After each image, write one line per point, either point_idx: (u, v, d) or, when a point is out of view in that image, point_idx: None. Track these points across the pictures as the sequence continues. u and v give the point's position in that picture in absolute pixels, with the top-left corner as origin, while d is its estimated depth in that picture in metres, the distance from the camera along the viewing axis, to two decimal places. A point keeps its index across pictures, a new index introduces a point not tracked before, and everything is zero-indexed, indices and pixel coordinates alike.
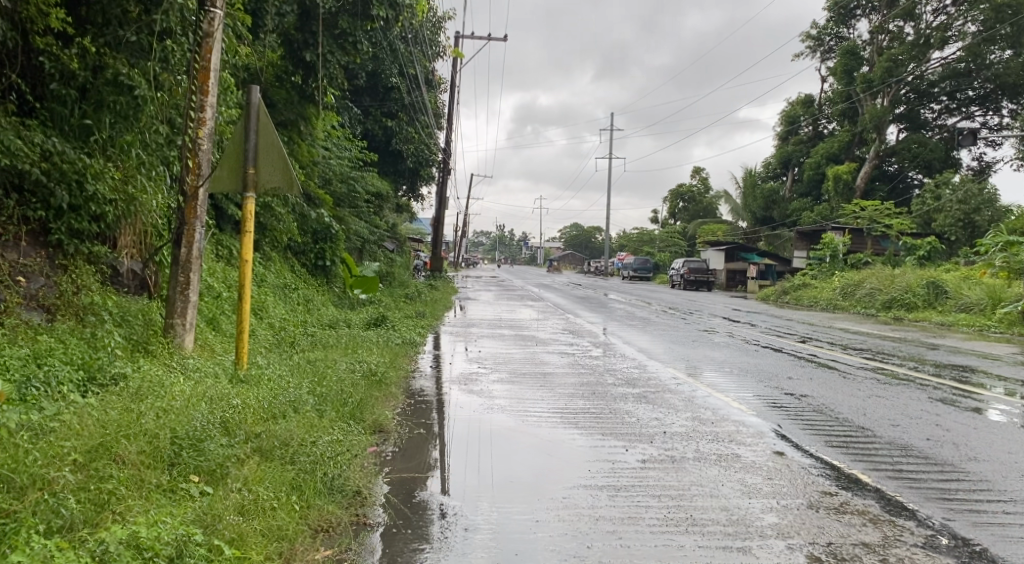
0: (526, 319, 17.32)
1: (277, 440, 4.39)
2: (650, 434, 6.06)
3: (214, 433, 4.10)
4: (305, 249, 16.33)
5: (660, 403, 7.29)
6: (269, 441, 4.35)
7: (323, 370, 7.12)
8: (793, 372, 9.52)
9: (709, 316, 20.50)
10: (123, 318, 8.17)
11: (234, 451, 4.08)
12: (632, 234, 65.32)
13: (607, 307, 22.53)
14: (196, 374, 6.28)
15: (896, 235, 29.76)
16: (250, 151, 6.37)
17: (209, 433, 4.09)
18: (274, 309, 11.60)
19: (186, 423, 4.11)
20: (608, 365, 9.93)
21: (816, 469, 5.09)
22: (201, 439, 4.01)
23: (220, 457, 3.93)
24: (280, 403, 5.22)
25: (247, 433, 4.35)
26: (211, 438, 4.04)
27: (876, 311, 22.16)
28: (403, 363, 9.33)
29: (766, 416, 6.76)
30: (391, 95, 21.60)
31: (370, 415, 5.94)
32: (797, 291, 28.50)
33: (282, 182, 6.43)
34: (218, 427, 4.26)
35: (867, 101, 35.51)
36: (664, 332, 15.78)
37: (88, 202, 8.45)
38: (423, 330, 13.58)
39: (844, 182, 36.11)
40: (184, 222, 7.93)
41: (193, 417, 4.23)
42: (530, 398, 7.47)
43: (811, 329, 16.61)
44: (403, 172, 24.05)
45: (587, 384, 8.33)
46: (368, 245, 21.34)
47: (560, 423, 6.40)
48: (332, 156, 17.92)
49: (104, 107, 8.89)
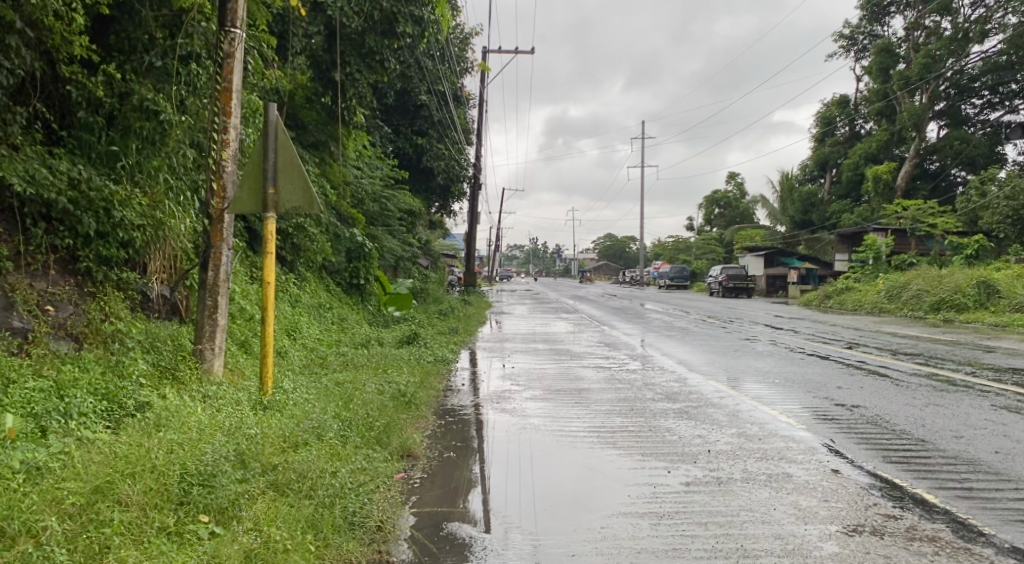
0: (562, 332, 17.02)
1: (296, 471, 4.18)
2: (694, 453, 5.71)
3: (225, 467, 3.93)
4: (339, 269, 16.24)
5: (703, 419, 6.93)
6: (286, 475, 4.13)
7: (351, 392, 6.89)
8: (841, 381, 9.09)
9: (750, 323, 20.02)
10: (151, 345, 8.02)
11: (247, 488, 3.90)
12: (668, 243, 64.67)
13: (645, 317, 22.13)
14: (221, 400, 6.07)
15: (942, 235, 28.92)
16: (269, 170, 6.18)
17: (221, 468, 3.92)
18: (305, 328, 11.46)
19: (197, 458, 3.96)
20: (648, 378, 9.60)
21: (876, 489, 4.72)
22: (211, 476, 3.84)
23: (230, 494, 3.76)
24: (301, 430, 5.01)
25: (262, 466, 4.17)
26: (222, 473, 3.87)
27: (925, 313, 21.44)
28: (435, 381, 9.09)
29: (816, 430, 6.38)
30: (420, 113, 21.55)
31: (397, 438, 5.68)
32: (841, 295, 27.79)
33: (302, 201, 6.23)
34: (232, 460, 4.08)
35: (905, 99, 34.81)
36: (704, 341, 15.37)
37: (116, 228, 8.34)
38: (457, 347, 13.34)
39: (884, 182, 35.32)
40: (210, 246, 7.80)
41: (204, 451, 4.07)
42: (567, 416, 7.16)
43: (857, 334, 16.07)
44: (435, 188, 23.98)
45: (626, 399, 7.99)
46: (402, 262, 21.25)
47: (597, 443, 6.09)
48: (363, 175, 17.87)
49: (131, 133, 8.77)
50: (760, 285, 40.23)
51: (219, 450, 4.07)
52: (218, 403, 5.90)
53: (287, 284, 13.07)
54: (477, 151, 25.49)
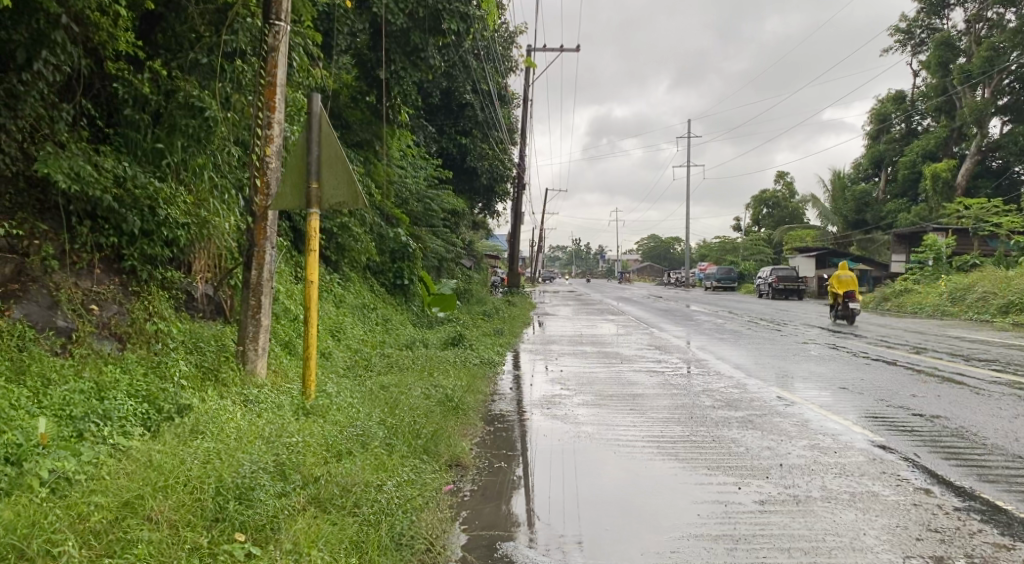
0: (608, 335, 16.61)
1: (341, 485, 3.87)
2: (763, 467, 5.29)
3: (264, 478, 3.64)
4: (383, 269, 16.05)
5: (769, 430, 6.49)
6: (329, 489, 3.84)
7: (396, 396, 6.58)
8: (914, 389, 8.56)
9: (805, 326, 19.37)
10: (194, 346, 7.81)
11: (287, 502, 3.61)
12: (714, 245, 63.60)
13: (695, 319, 21.56)
14: (261, 405, 5.80)
15: (1007, 235, 27.80)
16: (313, 163, 5.90)
17: (260, 479, 3.63)
18: (349, 327, 11.24)
19: (233, 469, 3.68)
20: (704, 384, 9.16)
21: (977, 513, 4.26)
22: (249, 487, 3.56)
23: (269, 508, 3.47)
24: (345, 438, 4.70)
25: (304, 479, 3.87)
26: (260, 486, 3.57)
27: (990, 316, 20.53)
28: (481, 385, 8.76)
29: (895, 444, 5.90)
30: (465, 112, 21.30)
31: (446, 447, 5.36)
32: (898, 297, 26.88)
33: (346, 196, 5.92)
34: (272, 471, 3.79)
35: (966, 94, 33.64)
36: (759, 345, 14.82)
37: (160, 227, 8.17)
38: (503, 349, 13.02)
39: (945, 179, 33.56)
40: (254, 244, 7.58)
41: (242, 460, 3.78)
42: (621, 424, 6.76)
43: (921, 338, 15.35)
44: (479, 189, 23.69)
45: (682, 407, 7.57)
46: (446, 263, 21.02)
47: (656, 455, 5.70)
48: (408, 175, 17.68)
49: (176, 131, 8.57)
50: (811, 287, 39.22)
51: (258, 461, 3.78)
52: (258, 409, 5.64)
53: (332, 284, 12.89)
54: (521, 151, 25.18)
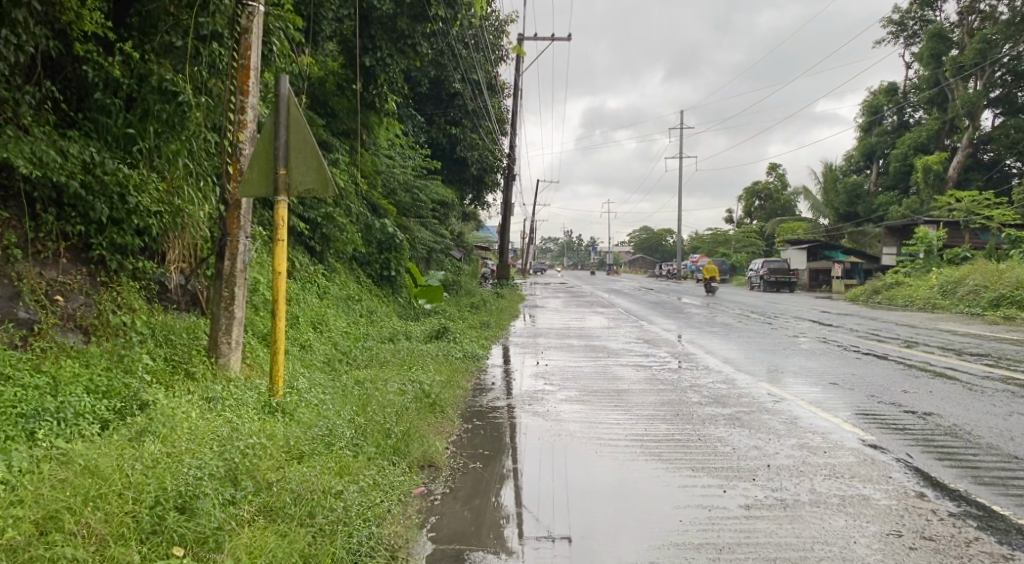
0: (597, 327, 16.37)
1: (296, 492, 3.66)
2: (751, 468, 5.05)
3: (208, 486, 3.44)
4: (370, 260, 15.77)
5: (758, 428, 6.25)
6: (282, 494, 3.62)
7: (371, 393, 6.31)
8: (908, 385, 8.34)
9: (795, 319, 19.16)
10: (164, 339, 7.52)
11: (232, 513, 3.40)
12: (706, 237, 63.37)
13: (685, 312, 21.34)
14: (226, 402, 5.52)
15: (998, 228, 27.69)
16: (280, 148, 5.62)
17: (204, 487, 3.43)
18: (331, 319, 10.96)
19: (176, 476, 3.47)
20: (692, 379, 8.93)
21: (974, 519, 4.04)
22: (192, 497, 3.37)
23: (211, 519, 3.29)
24: (308, 438, 4.46)
25: (256, 485, 3.66)
26: (203, 495, 3.38)
27: (982, 310, 20.37)
28: (462, 379, 8.49)
29: (886, 443, 5.68)
30: (454, 102, 20.96)
31: (419, 446, 5.10)
32: (890, 290, 26.72)
33: (315, 183, 5.64)
34: (219, 477, 3.58)
35: (958, 86, 33.49)
36: (750, 338, 14.60)
37: (130, 215, 7.88)
38: (489, 342, 12.75)
39: (935, 173, 33.66)
40: (227, 233, 7.29)
41: (187, 466, 3.57)
42: (606, 422, 6.51)
43: (912, 332, 15.16)
44: (468, 180, 23.33)
45: (669, 403, 7.33)
46: (434, 254, 20.72)
47: (640, 455, 5.45)
48: (396, 165, 17.35)
49: (150, 116, 8.23)
50: (802, 279, 39.07)
51: (205, 467, 3.57)
52: (222, 406, 5.37)
53: (316, 275, 12.61)
54: (512, 142, 24.84)
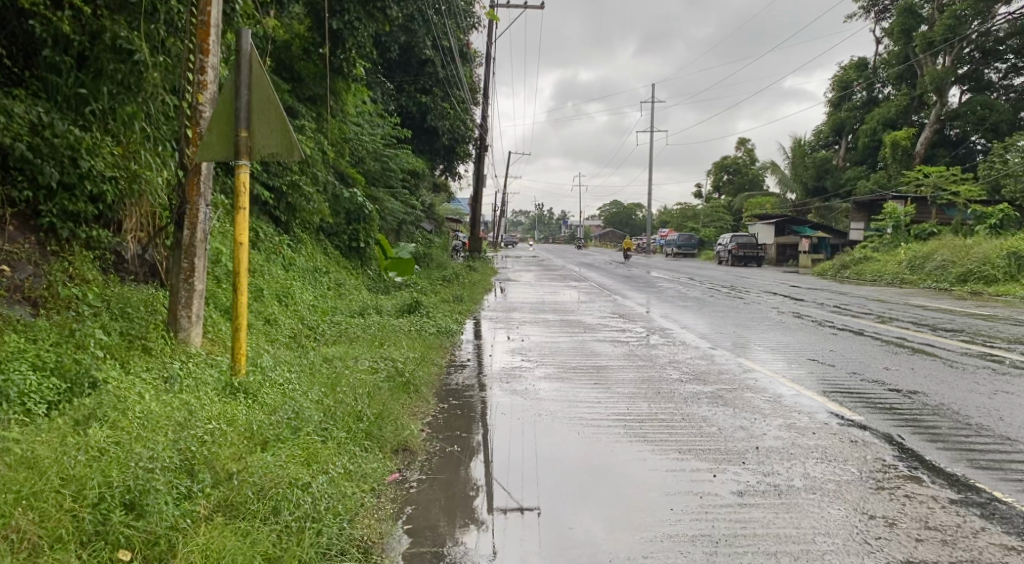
0: (570, 301, 16.15)
1: (258, 485, 3.35)
2: (739, 450, 4.85)
3: (160, 481, 3.13)
4: (338, 231, 15.26)
5: (741, 407, 6.06)
6: (245, 488, 3.32)
7: (339, 371, 6.00)
8: (888, 361, 8.22)
9: (768, 294, 19.07)
10: (120, 312, 7.09)
11: (187, 510, 3.10)
12: (675, 211, 63.42)
13: (657, 286, 21.19)
14: (184, 381, 5.15)
15: (964, 204, 27.84)
16: (241, 110, 5.23)
17: (156, 482, 3.12)
18: (298, 292, 10.56)
19: (123, 469, 3.15)
20: (671, 354, 8.73)
21: (975, 507, 3.87)
22: (142, 492, 3.06)
23: (162, 518, 2.99)
24: (273, 423, 4.14)
25: (215, 478, 3.35)
26: (154, 490, 3.07)
27: (949, 285, 20.49)
28: (435, 356, 8.19)
29: (874, 423, 5.50)
30: (425, 69, 20.42)
31: (392, 429, 4.80)
32: (858, 265, 26.85)
33: (279, 147, 5.27)
34: (173, 470, 3.27)
35: (927, 62, 33.58)
36: (724, 313, 14.48)
37: (82, 180, 7.47)
38: (461, 316, 12.45)
39: (902, 149, 33.83)
40: (186, 201, 6.89)
41: (136, 457, 3.25)
42: (585, 401, 6.27)
43: (885, 307, 15.10)
44: (439, 150, 22.82)
45: (649, 380, 7.11)
46: (405, 226, 20.30)
47: (623, 436, 5.22)
48: (365, 133, 16.86)
49: (103, 76, 7.74)
50: (771, 254, 39.23)
51: (157, 458, 3.25)
52: (181, 386, 5.01)
53: (281, 246, 12.18)
54: (483, 111, 24.37)
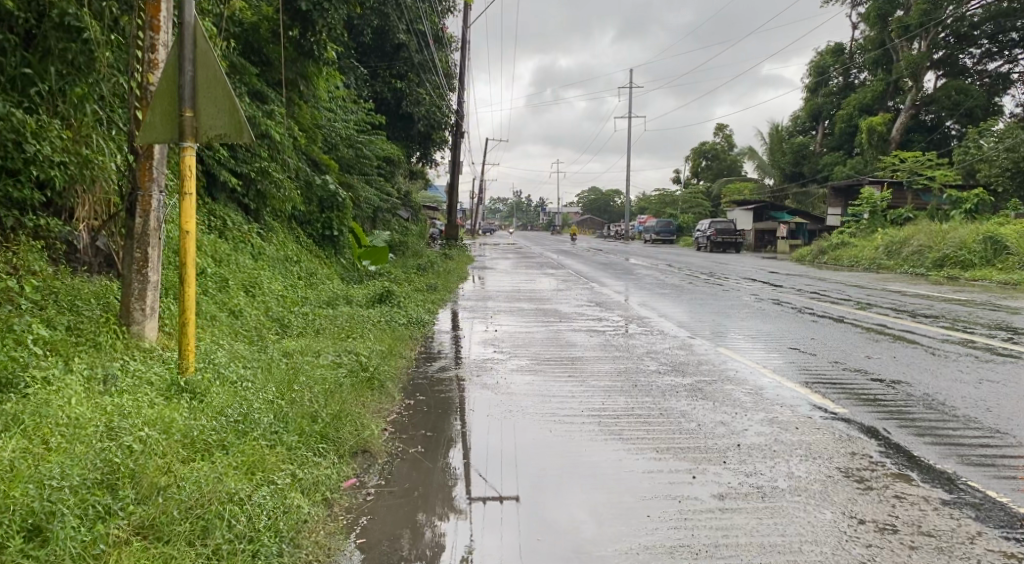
0: (548, 290, 15.84)
1: (186, 504, 3.06)
2: (720, 448, 4.57)
3: (70, 502, 2.85)
4: (310, 219, 14.68)
5: (722, 400, 5.79)
6: (169, 506, 3.03)
7: (298, 367, 5.66)
8: (871, 349, 7.99)
9: (746, 280, 18.86)
10: (70, 305, 6.70)
11: (100, 534, 2.82)
12: (654, 198, 63.27)
13: (634, 273, 20.93)
14: (126, 381, 4.79)
15: (940, 189, 27.79)
16: (186, 88, 4.86)
17: (63, 504, 2.85)
18: (264, 282, 10.14)
19: (27, 489, 2.86)
20: (651, 344, 8.46)
21: (971, 508, 3.62)
22: (49, 516, 2.79)
23: (70, 545, 2.71)
24: (216, 427, 3.83)
25: (137, 494, 3.06)
26: (62, 512, 2.80)
27: (926, 270, 20.41)
28: (405, 348, 7.85)
29: (860, 416, 5.25)
30: (400, 54, 19.97)
31: (351, 429, 4.49)
32: (835, 250, 26.78)
33: (228, 128, 4.91)
34: (89, 486, 2.99)
35: (903, 47, 33.54)
36: (703, 300, 14.27)
37: (28, 165, 7.02)
38: (435, 306, 12.11)
39: (878, 134, 33.84)
40: (138, 187, 6.49)
41: (45, 474, 2.95)
42: (559, 395, 5.97)
43: (864, 293, 14.94)
44: (415, 137, 22.36)
45: (627, 373, 6.82)
46: (381, 214, 19.86)
47: (597, 433, 4.94)
48: (337, 118, 16.43)
49: (52, 56, 7.17)
50: (749, 240, 39.18)
51: (68, 476, 2.96)
52: (125, 388, 4.67)
53: (249, 234, 11.76)
54: (460, 97, 23.95)
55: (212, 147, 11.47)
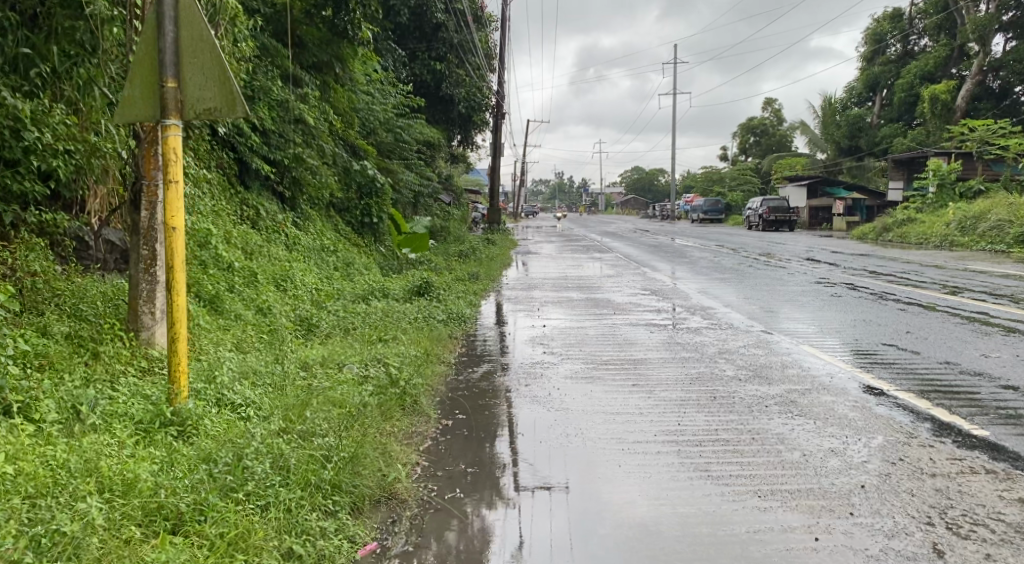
0: (597, 277, 14.85)
1: None
2: (842, 490, 3.58)
3: None
4: (349, 206, 13.87)
5: (826, 418, 4.77)
6: None
7: (315, 386, 4.77)
8: (983, 344, 6.87)
9: (810, 261, 17.60)
10: (73, 311, 5.83)
11: None
12: (700, 176, 61.46)
13: (688, 256, 19.78)
14: (108, 407, 3.95)
15: (1013, 159, 25.96)
16: (167, 51, 3.98)
17: None
18: (297, 274, 9.33)
19: None
20: (725, 342, 7.47)
21: None
22: None
23: None
24: (191, 486, 3.01)
25: None
26: None
27: (1007, 246, 18.87)
28: (445, 351, 6.92)
29: (1009, 442, 4.20)
30: (438, 34, 19.02)
31: (371, 475, 3.57)
32: (902, 227, 25.23)
33: (220, 101, 4.02)
34: None
35: (970, 9, 31.47)
36: (766, 285, 13.12)
37: (28, 155, 5.95)
38: (477, 298, 11.20)
39: (942, 103, 31.92)
40: (142, 175, 5.56)
41: None
42: (625, 413, 4.98)
43: (946, 274, 13.64)
44: (455, 120, 21.39)
45: (701, 381, 5.82)
46: (422, 200, 18.92)
47: (679, 470, 3.96)
48: (375, 101, 15.55)
49: (57, 34, 5.94)
50: (803, 217, 37.56)
51: None
52: (104, 425, 3.77)
53: (284, 224, 10.98)
54: (500, 77, 22.91)
55: (243, 132, 10.70)
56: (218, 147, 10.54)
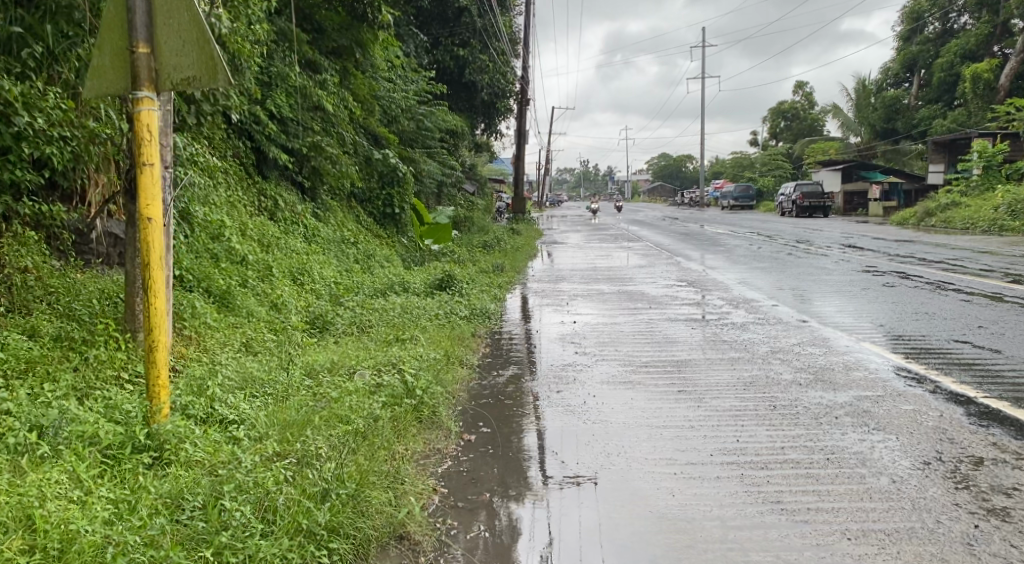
0: (629, 267, 14.18)
1: None
2: (952, 534, 2.96)
3: None
4: (370, 197, 13.37)
5: (912, 432, 4.09)
6: None
7: (320, 399, 4.18)
8: None
9: (852, 249, 16.75)
10: (65, 311, 5.27)
11: None
12: (730, 162, 60.13)
13: (723, 244, 18.99)
14: (76, 425, 3.38)
15: None
16: (137, 12, 3.39)
17: None
18: (315, 267, 8.79)
19: None
20: (777, 340, 6.78)
21: None
22: None
23: None
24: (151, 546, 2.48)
25: None
26: None
27: None
28: (468, 352, 6.32)
29: None
30: (461, 19, 18.35)
31: (376, 511, 2.98)
32: (945, 212, 24.18)
33: (200, 69, 3.44)
34: None
35: None
36: (809, 275, 12.35)
37: (19, 141, 5.13)
38: (503, 291, 10.58)
39: (985, 82, 30.63)
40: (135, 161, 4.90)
41: None
42: (673, 427, 4.35)
43: (1003, 260, 12.80)
44: (479, 107, 20.71)
45: (757, 387, 5.16)
46: (446, 189, 18.33)
47: (746, 501, 3.31)
48: (396, 88, 14.97)
49: (52, 13, 5.08)
50: (838, 203, 36.45)
51: None
52: (72, 450, 3.23)
53: (303, 214, 10.46)
54: (525, 63, 22.17)
55: (259, 120, 10.15)
56: (234, 136, 10.01)
